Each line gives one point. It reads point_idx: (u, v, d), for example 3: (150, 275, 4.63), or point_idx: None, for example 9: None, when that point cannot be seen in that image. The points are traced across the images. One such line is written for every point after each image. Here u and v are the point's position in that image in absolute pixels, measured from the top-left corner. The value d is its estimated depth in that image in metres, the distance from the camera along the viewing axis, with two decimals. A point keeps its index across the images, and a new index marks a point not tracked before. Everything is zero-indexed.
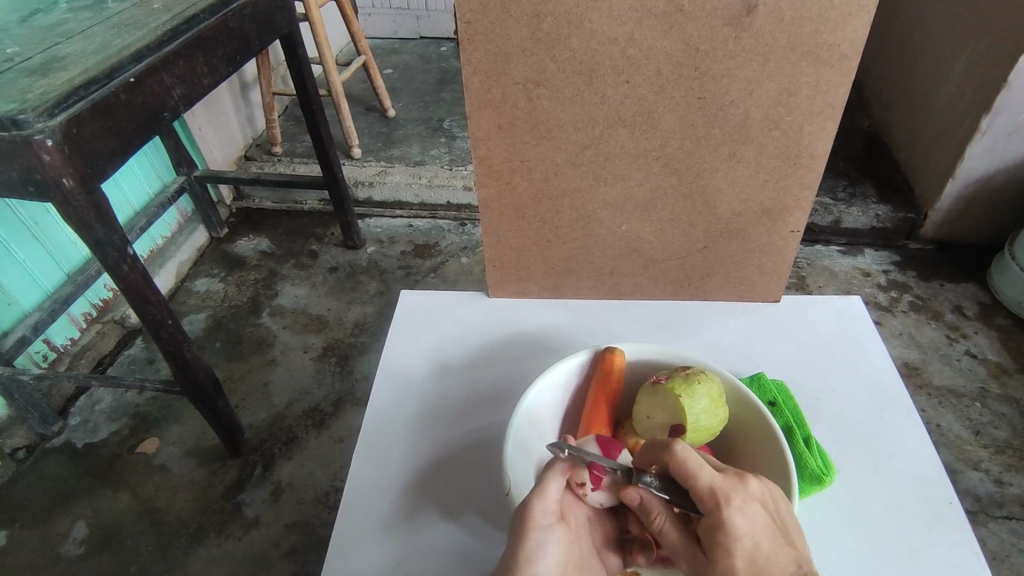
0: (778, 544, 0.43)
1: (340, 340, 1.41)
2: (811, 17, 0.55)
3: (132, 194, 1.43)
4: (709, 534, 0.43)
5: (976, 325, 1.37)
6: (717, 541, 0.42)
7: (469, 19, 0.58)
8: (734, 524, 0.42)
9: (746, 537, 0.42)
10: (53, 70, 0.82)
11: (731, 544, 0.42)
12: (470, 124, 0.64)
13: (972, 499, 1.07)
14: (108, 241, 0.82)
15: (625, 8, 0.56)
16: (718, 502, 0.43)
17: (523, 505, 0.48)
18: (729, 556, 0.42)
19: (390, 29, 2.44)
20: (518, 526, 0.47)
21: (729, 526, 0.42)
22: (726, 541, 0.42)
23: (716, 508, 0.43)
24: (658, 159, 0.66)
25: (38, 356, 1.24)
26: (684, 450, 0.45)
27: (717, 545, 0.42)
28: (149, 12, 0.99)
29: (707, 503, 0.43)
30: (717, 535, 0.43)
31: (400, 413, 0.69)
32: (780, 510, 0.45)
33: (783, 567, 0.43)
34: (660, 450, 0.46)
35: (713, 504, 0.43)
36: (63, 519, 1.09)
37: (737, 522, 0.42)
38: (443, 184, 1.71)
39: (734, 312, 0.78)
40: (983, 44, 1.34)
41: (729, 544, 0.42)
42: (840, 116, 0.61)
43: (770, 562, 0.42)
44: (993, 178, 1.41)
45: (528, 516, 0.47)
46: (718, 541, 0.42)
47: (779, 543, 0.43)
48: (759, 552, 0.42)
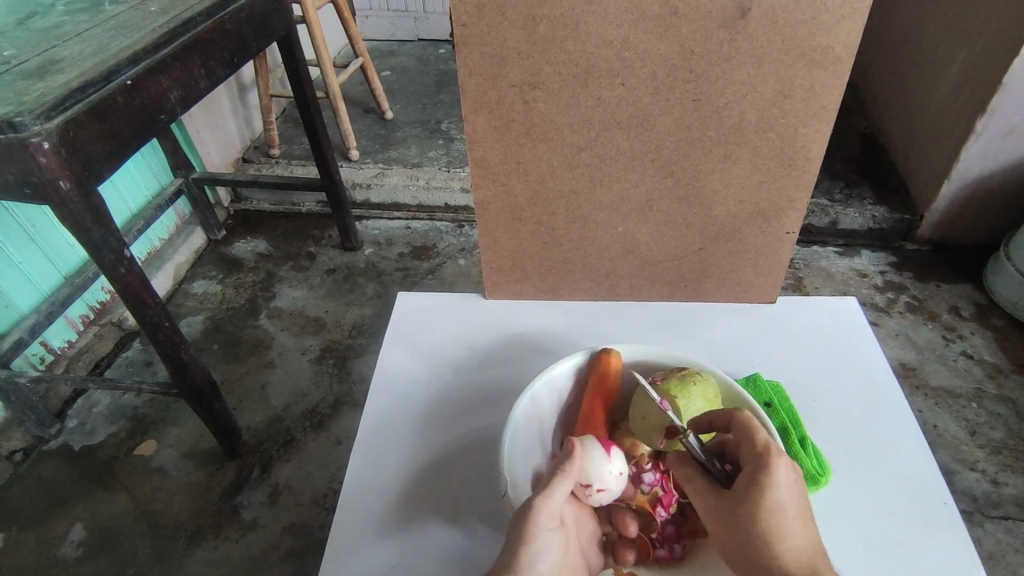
0: (806, 511, 0.46)
1: (338, 341, 1.41)
2: (804, 19, 0.56)
3: (129, 196, 1.43)
4: (750, 479, 0.47)
5: (973, 326, 1.37)
6: (756, 484, 0.46)
7: (464, 22, 0.58)
8: (777, 474, 0.46)
9: (784, 490, 0.46)
10: (50, 73, 0.82)
11: (769, 488, 0.46)
12: (466, 127, 0.64)
13: (969, 499, 1.07)
14: (105, 244, 0.82)
15: (620, 11, 0.56)
16: (769, 453, 0.47)
17: (526, 508, 0.47)
18: (763, 499, 0.45)
19: (388, 31, 2.45)
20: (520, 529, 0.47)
21: (773, 471, 0.46)
22: (764, 485, 0.46)
23: (766, 457, 0.47)
24: (653, 161, 0.66)
25: (35, 359, 1.24)
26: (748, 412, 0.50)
27: (754, 487, 0.46)
28: (146, 14, 0.99)
29: (759, 450, 0.47)
30: (759, 480, 0.46)
31: (399, 413, 0.69)
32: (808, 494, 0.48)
33: (804, 532, 0.46)
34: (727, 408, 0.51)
35: (763, 453, 0.47)
36: (60, 522, 1.09)
37: (781, 474, 0.46)
38: (441, 185, 1.71)
39: (730, 313, 0.79)
40: (978, 46, 1.34)
41: (767, 487, 0.46)
42: (834, 118, 0.61)
43: (795, 525, 0.46)
44: (988, 179, 1.41)
45: (531, 519, 0.47)
46: (758, 484, 0.46)
47: (807, 514, 0.47)
48: (789, 508, 0.46)
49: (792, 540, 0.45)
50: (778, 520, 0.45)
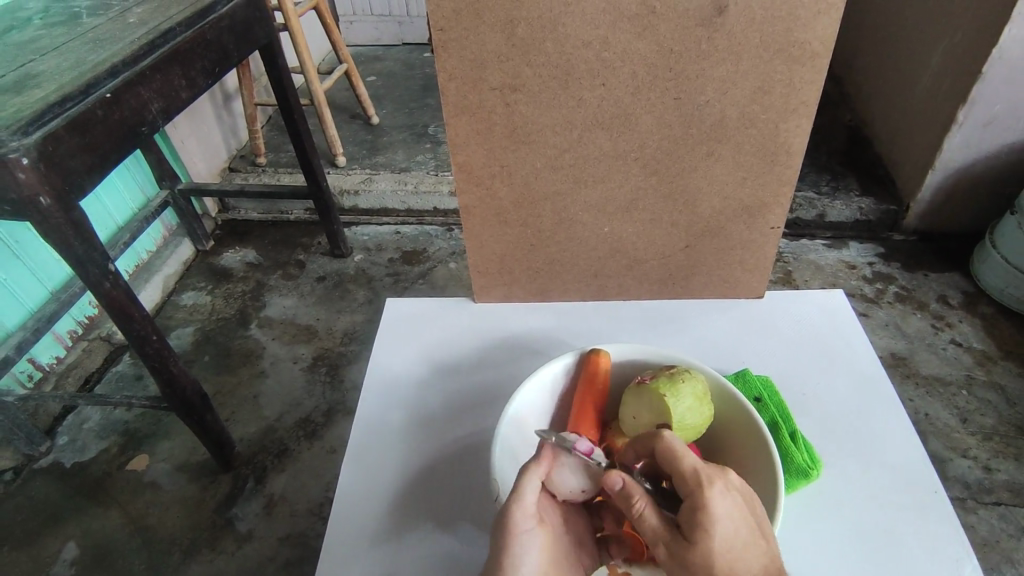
0: (752, 537, 0.44)
1: (330, 349, 1.41)
2: (782, 16, 0.56)
3: (114, 209, 1.42)
4: (690, 519, 0.43)
5: (961, 314, 1.38)
6: (697, 521, 0.43)
7: (443, 27, 0.58)
8: (714, 507, 0.43)
9: (726, 520, 0.43)
10: (27, 88, 0.81)
11: (711, 524, 0.43)
12: (448, 131, 0.64)
13: (962, 486, 1.08)
14: (89, 258, 0.81)
15: (598, 11, 0.56)
16: (700, 483, 0.44)
17: (504, 510, 0.47)
18: (707, 536, 0.43)
19: (372, 36, 2.44)
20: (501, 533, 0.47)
21: (709, 506, 0.43)
22: (705, 521, 0.43)
23: (700, 488, 0.44)
24: (637, 160, 0.67)
25: (23, 376, 1.23)
26: (673, 437, 0.48)
27: (696, 525, 0.43)
28: (124, 26, 0.98)
29: (690, 484, 0.45)
30: (698, 516, 0.43)
31: (388, 422, 0.68)
32: (757, 508, 0.46)
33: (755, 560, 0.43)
34: (650, 439, 0.49)
35: (696, 484, 0.44)
36: (53, 540, 1.08)
37: (718, 505, 0.43)
38: (430, 190, 1.71)
39: (719, 309, 0.79)
40: (957, 36, 1.35)
41: (708, 523, 0.43)
42: (814, 112, 0.61)
43: (745, 553, 0.43)
44: (971, 167, 1.43)
45: (510, 524, 0.47)
46: (699, 521, 0.43)
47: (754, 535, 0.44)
48: (736, 536, 0.43)
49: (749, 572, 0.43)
50: (728, 558, 0.42)
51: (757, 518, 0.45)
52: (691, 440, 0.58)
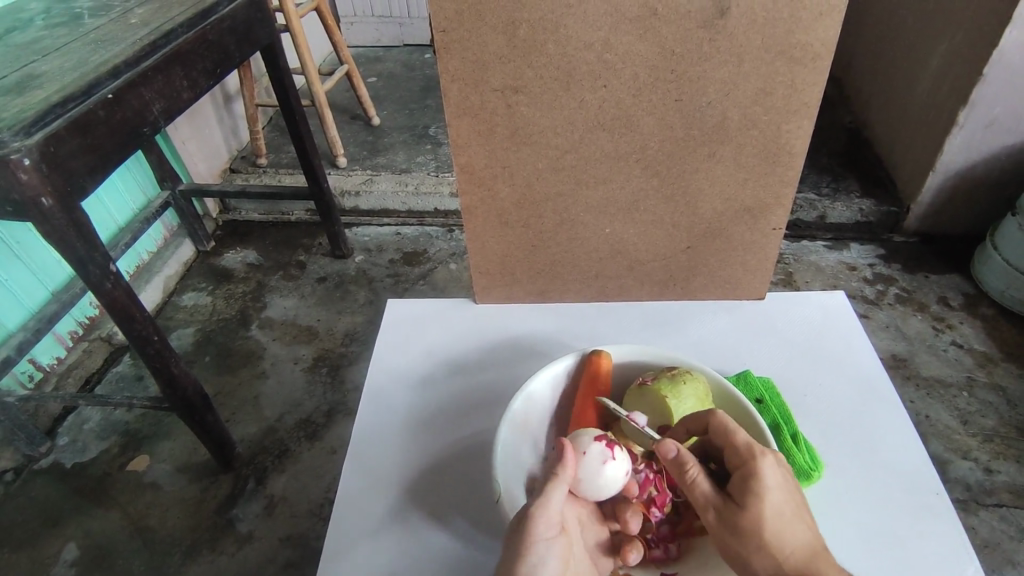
0: (800, 509, 0.46)
1: (330, 350, 1.41)
2: (783, 17, 0.56)
3: (114, 209, 1.42)
4: (743, 485, 0.46)
5: (962, 315, 1.38)
6: (751, 488, 0.45)
7: (444, 28, 0.58)
8: (767, 476, 0.45)
9: (777, 490, 0.45)
10: (29, 89, 0.81)
11: (764, 491, 0.45)
12: (450, 132, 0.64)
13: (963, 488, 1.08)
14: (90, 259, 0.81)
15: (599, 13, 0.56)
16: (754, 453, 0.47)
17: (527, 517, 0.47)
18: (761, 502, 0.44)
19: (373, 36, 2.44)
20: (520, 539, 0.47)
21: (760, 474, 0.46)
22: (758, 487, 0.45)
23: (753, 459, 0.46)
24: (638, 161, 0.67)
25: (24, 377, 1.23)
26: (725, 414, 0.50)
27: (749, 493, 0.45)
28: (126, 27, 0.98)
29: (743, 454, 0.47)
30: (752, 483, 0.45)
31: (389, 424, 0.68)
32: (801, 488, 0.48)
33: (802, 532, 0.45)
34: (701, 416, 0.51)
35: (749, 455, 0.47)
36: (54, 541, 1.08)
37: (769, 474, 0.46)
38: (430, 191, 1.71)
39: (720, 311, 0.79)
40: (958, 38, 1.35)
41: (762, 489, 0.45)
42: (815, 114, 0.61)
43: (795, 523, 0.45)
44: (972, 169, 1.43)
45: (529, 531, 0.46)
46: (753, 488, 0.45)
47: (802, 511, 0.46)
48: (786, 506, 0.45)
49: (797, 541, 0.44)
50: (782, 526, 0.44)
51: (804, 496, 0.47)
52: None
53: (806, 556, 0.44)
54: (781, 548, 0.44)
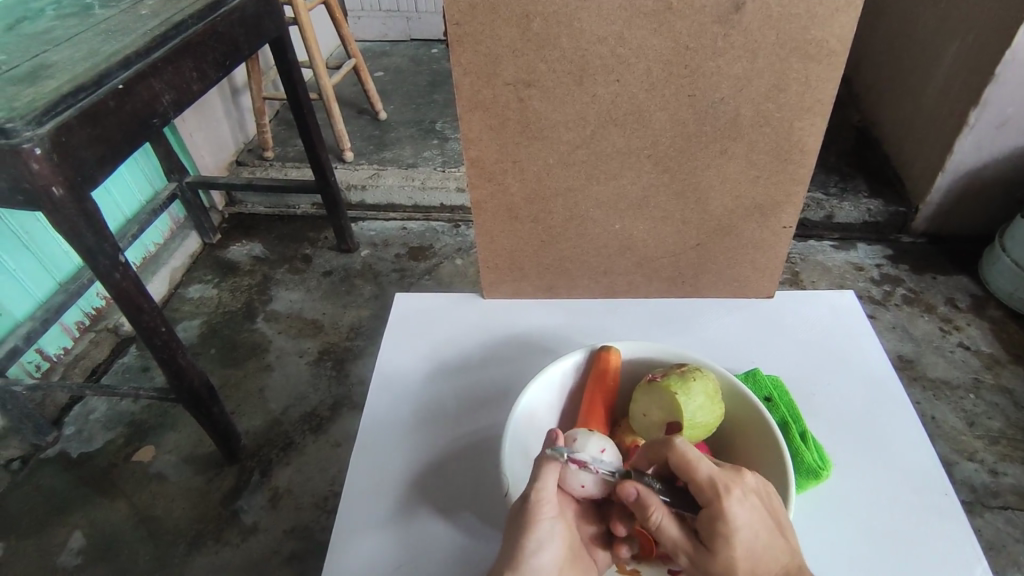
0: (772, 535, 0.45)
1: (336, 343, 1.41)
2: (799, 13, 0.56)
3: (122, 201, 1.42)
4: (710, 527, 0.45)
5: (969, 317, 1.37)
6: (717, 531, 0.44)
7: (458, 21, 0.58)
8: (733, 516, 0.44)
9: (746, 526, 0.44)
10: (41, 78, 0.81)
11: (730, 532, 0.44)
12: (461, 126, 0.64)
13: (968, 490, 1.08)
14: (99, 249, 0.81)
15: (614, 7, 0.56)
16: (717, 493, 0.45)
17: (526, 502, 0.48)
18: (727, 544, 0.44)
19: (380, 31, 2.44)
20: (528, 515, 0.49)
21: (726, 516, 0.44)
22: (724, 531, 0.44)
23: (717, 498, 0.45)
24: (649, 157, 0.66)
25: (31, 366, 1.23)
26: (683, 444, 0.47)
27: (716, 536, 0.44)
28: (136, 18, 0.98)
29: (707, 494, 0.45)
30: (718, 526, 0.44)
31: (397, 416, 0.68)
32: (774, 503, 0.47)
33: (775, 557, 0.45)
34: (661, 446, 0.48)
35: (712, 493, 0.45)
36: (60, 530, 1.09)
37: (735, 513, 0.44)
38: (436, 186, 1.71)
39: (729, 309, 0.78)
40: (971, 38, 1.35)
41: (728, 531, 0.44)
42: (828, 111, 0.61)
43: (765, 553, 0.45)
44: (982, 170, 1.42)
45: (533, 513, 0.47)
46: (719, 530, 0.44)
47: (775, 535, 0.46)
48: (757, 540, 0.45)
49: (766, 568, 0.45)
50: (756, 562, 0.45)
51: (777, 518, 0.46)
52: (702, 439, 0.57)
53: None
54: None
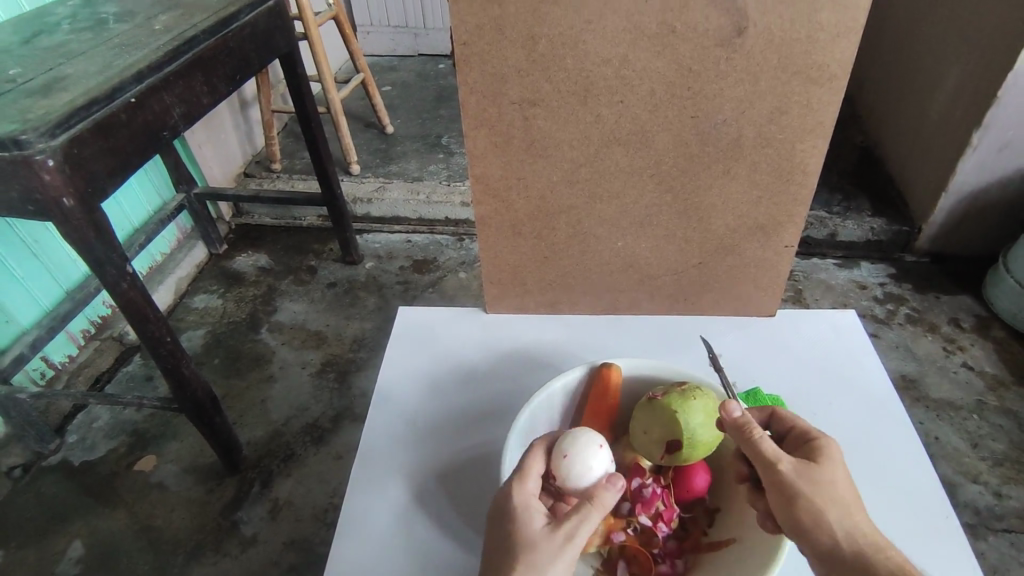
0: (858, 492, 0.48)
1: (339, 355, 1.41)
2: (800, 38, 0.56)
3: (131, 211, 1.43)
4: (811, 451, 0.49)
5: (972, 338, 1.37)
6: (819, 453, 0.49)
7: (464, 42, 0.59)
8: (834, 448, 0.49)
9: (841, 464, 0.48)
10: (55, 91, 0.83)
11: (832, 456, 0.48)
12: (467, 144, 0.65)
13: (972, 512, 1.07)
14: (107, 260, 0.83)
15: (619, 30, 0.57)
16: (818, 433, 0.51)
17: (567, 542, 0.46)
18: (828, 464, 0.48)
19: (388, 46, 2.47)
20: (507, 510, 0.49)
21: (828, 445, 0.49)
22: (827, 454, 0.48)
23: (817, 436, 0.50)
24: (653, 177, 0.67)
25: (35, 374, 1.24)
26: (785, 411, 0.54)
27: (819, 457, 0.48)
28: (150, 33, 1.00)
29: (810, 434, 0.51)
30: (819, 451, 0.49)
31: (399, 433, 0.68)
32: None
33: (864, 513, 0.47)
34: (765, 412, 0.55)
35: (814, 433, 0.51)
36: (59, 538, 1.09)
37: (836, 447, 0.49)
38: (441, 200, 1.72)
39: (730, 327, 0.79)
40: (974, 60, 1.36)
41: (830, 456, 0.48)
42: (830, 133, 0.62)
43: (856, 499, 0.47)
44: (985, 191, 1.42)
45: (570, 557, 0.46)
46: (822, 453, 0.48)
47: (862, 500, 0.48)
48: (850, 483, 0.48)
49: (858, 508, 0.46)
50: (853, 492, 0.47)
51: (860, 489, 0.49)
52: (700, 459, 0.57)
53: (867, 527, 0.46)
54: (846, 510, 0.46)
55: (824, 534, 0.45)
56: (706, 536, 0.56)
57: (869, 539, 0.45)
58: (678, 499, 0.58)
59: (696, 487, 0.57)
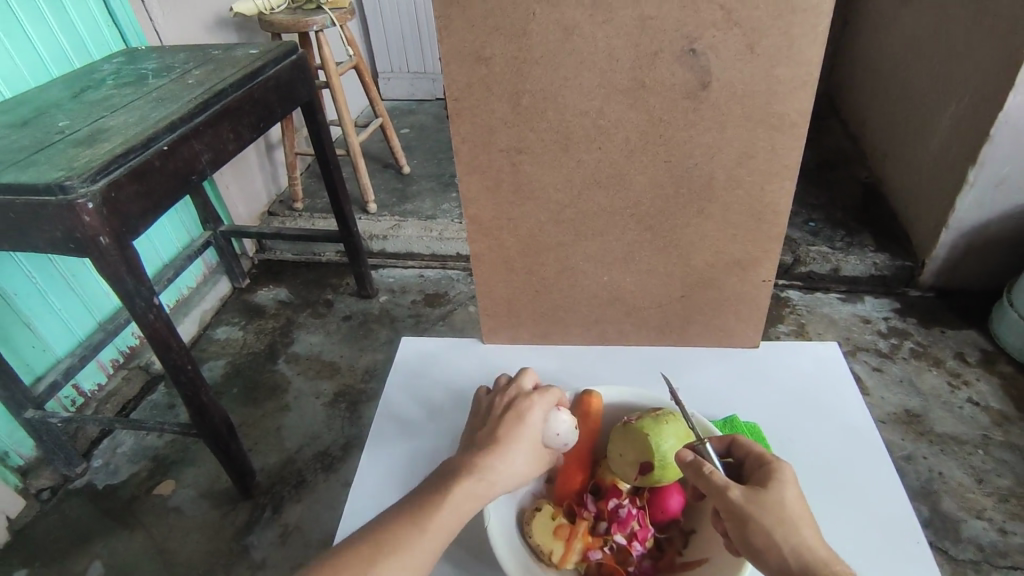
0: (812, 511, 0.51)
1: (351, 385, 1.47)
2: (760, 90, 0.62)
3: (161, 247, 1.53)
4: (763, 475, 0.52)
5: (978, 372, 1.37)
6: (771, 477, 0.52)
7: (456, 98, 0.65)
8: (785, 470, 0.52)
9: (793, 485, 0.52)
10: (97, 141, 0.92)
11: (782, 479, 0.52)
12: (461, 187, 0.71)
13: (975, 548, 1.06)
14: (136, 293, 0.90)
15: (595, 85, 0.63)
16: (770, 458, 0.54)
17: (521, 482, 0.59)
18: (778, 486, 0.51)
19: (408, 91, 2.60)
20: (507, 429, 0.60)
21: (778, 468, 0.53)
22: (777, 477, 0.52)
23: (770, 460, 0.54)
24: (633, 216, 0.72)
25: (66, 401, 1.31)
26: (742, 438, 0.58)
27: (770, 480, 0.52)
28: (184, 86, 1.10)
29: (762, 461, 0.54)
30: (771, 474, 0.52)
31: (413, 453, 0.73)
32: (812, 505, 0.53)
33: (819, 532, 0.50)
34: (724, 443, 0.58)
35: (767, 457, 0.54)
36: (81, 559, 1.14)
37: (787, 470, 0.53)
38: (453, 236, 1.79)
39: (715, 358, 0.82)
40: (967, 101, 1.40)
41: (780, 479, 0.52)
42: (795, 176, 0.67)
43: (809, 518, 0.50)
44: (985, 227, 1.44)
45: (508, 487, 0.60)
46: (772, 476, 0.52)
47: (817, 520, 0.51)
48: (802, 502, 0.51)
49: (809, 527, 0.49)
50: (803, 511, 0.50)
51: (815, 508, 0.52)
52: (672, 480, 0.60)
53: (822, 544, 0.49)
54: (798, 529, 0.49)
55: (776, 556, 0.48)
56: (680, 556, 0.59)
57: (819, 555, 0.47)
58: (654, 520, 0.61)
59: (670, 508, 0.60)
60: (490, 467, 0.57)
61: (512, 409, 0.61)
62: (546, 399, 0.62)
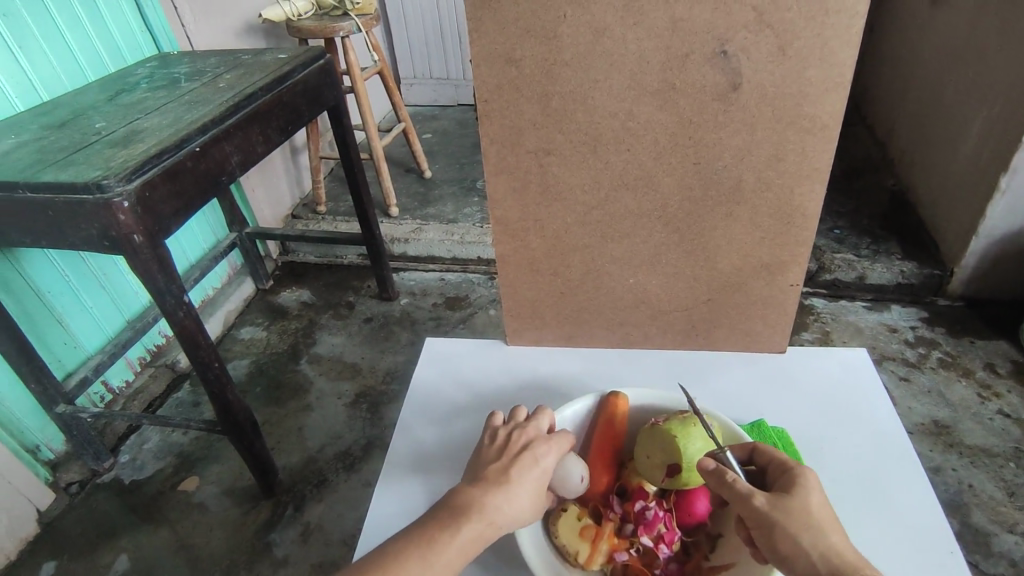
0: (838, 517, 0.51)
1: (372, 386, 1.48)
2: (792, 92, 0.61)
3: (188, 248, 1.56)
4: (787, 481, 0.52)
5: (1009, 383, 1.34)
6: (795, 482, 0.52)
7: (485, 100, 0.66)
8: (808, 476, 0.52)
9: (817, 491, 0.51)
10: (133, 142, 0.95)
11: (807, 485, 0.51)
12: (489, 188, 0.72)
13: (1008, 563, 1.03)
14: (167, 290, 0.92)
15: (625, 87, 0.63)
16: (793, 464, 0.54)
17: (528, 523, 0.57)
18: (803, 492, 0.51)
19: (430, 97, 2.62)
20: (519, 469, 0.57)
21: (802, 474, 0.52)
22: (801, 483, 0.51)
23: (792, 466, 0.53)
24: (660, 218, 0.72)
25: (95, 397, 1.34)
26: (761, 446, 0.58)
27: (794, 487, 0.51)
28: (215, 90, 1.13)
29: (784, 467, 0.54)
30: (795, 480, 0.52)
31: (438, 453, 0.73)
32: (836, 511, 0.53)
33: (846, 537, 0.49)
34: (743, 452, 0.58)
35: (789, 463, 0.54)
36: (107, 552, 1.16)
37: (811, 476, 0.52)
38: (474, 240, 1.80)
39: (741, 363, 0.81)
40: (999, 107, 1.37)
41: (804, 484, 0.51)
42: (826, 178, 0.66)
43: (836, 523, 0.50)
44: (1017, 235, 1.41)
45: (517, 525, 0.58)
46: (797, 482, 0.51)
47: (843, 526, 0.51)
48: (827, 508, 0.50)
49: (836, 533, 0.49)
50: (829, 516, 0.50)
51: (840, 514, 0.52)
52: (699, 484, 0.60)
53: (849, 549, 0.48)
54: (825, 535, 0.48)
55: (806, 562, 0.47)
56: (707, 560, 0.58)
57: (849, 560, 0.47)
58: (681, 523, 0.60)
59: (698, 511, 0.59)
60: (500, 505, 0.55)
61: (527, 446, 0.59)
62: (561, 445, 0.60)
